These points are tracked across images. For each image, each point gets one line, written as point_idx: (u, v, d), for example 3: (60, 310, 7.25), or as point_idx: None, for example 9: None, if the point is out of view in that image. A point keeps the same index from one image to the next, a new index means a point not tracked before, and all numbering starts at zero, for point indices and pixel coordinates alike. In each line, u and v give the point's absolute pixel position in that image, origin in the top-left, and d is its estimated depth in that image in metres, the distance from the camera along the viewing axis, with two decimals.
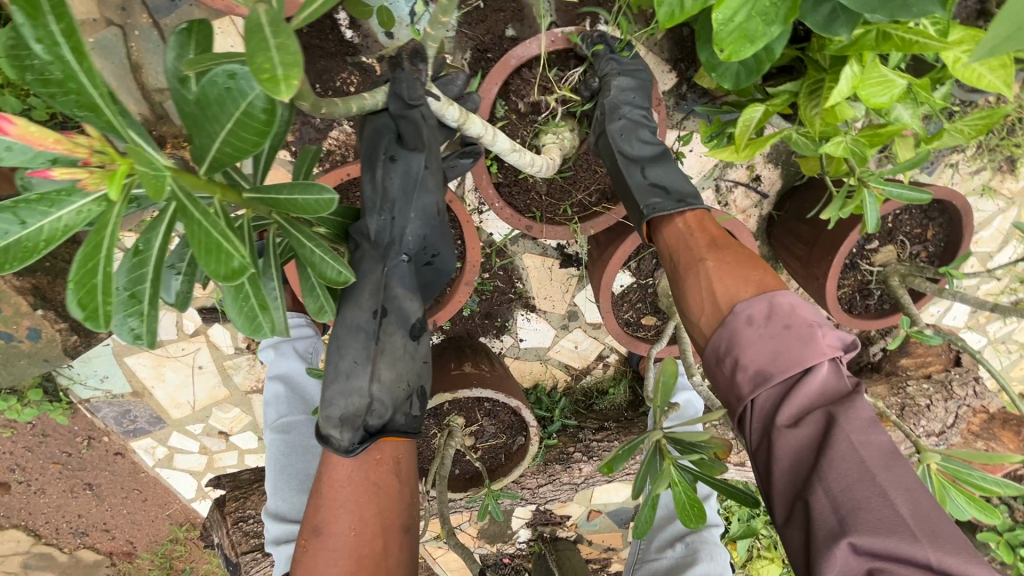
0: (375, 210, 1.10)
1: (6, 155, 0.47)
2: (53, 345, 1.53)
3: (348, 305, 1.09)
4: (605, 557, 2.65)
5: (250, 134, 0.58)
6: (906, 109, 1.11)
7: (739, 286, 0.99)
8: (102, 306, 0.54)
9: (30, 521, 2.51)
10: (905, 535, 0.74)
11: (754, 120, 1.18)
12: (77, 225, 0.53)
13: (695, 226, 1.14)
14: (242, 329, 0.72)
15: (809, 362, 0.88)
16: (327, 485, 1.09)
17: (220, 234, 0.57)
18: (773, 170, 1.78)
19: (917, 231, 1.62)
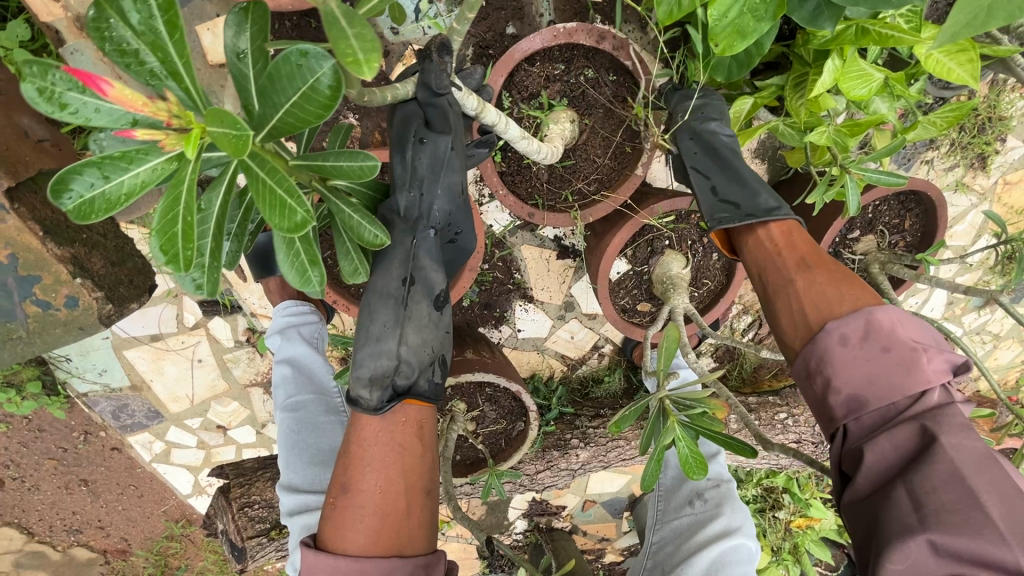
0: (406, 185, 1.16)
1: (97, 118, 0.59)
2: (90, 315, 1.38)
3: (380, 273, 1.18)
4: (599, 547, 2.70)
5: (316, 106, 0.68)
6: (883, 102, 1.19)
7: (833, 306, 0.99)
8: (181, 251, 0.68)
9: (22, 518, 2.49)
10: (991, 537, 0.76)
11: (744, 110, 1.31)
12: (152, 180, 0.66)
13: (782, 239, 1.15)
14: (294, 280, 0.83)
15: (912, 390, 0.87)
16: (355, 444, 1.11)
17: (283, 191, 0.68)
18: (760, 165, 1.87)
19: (895, 221, 1.71)
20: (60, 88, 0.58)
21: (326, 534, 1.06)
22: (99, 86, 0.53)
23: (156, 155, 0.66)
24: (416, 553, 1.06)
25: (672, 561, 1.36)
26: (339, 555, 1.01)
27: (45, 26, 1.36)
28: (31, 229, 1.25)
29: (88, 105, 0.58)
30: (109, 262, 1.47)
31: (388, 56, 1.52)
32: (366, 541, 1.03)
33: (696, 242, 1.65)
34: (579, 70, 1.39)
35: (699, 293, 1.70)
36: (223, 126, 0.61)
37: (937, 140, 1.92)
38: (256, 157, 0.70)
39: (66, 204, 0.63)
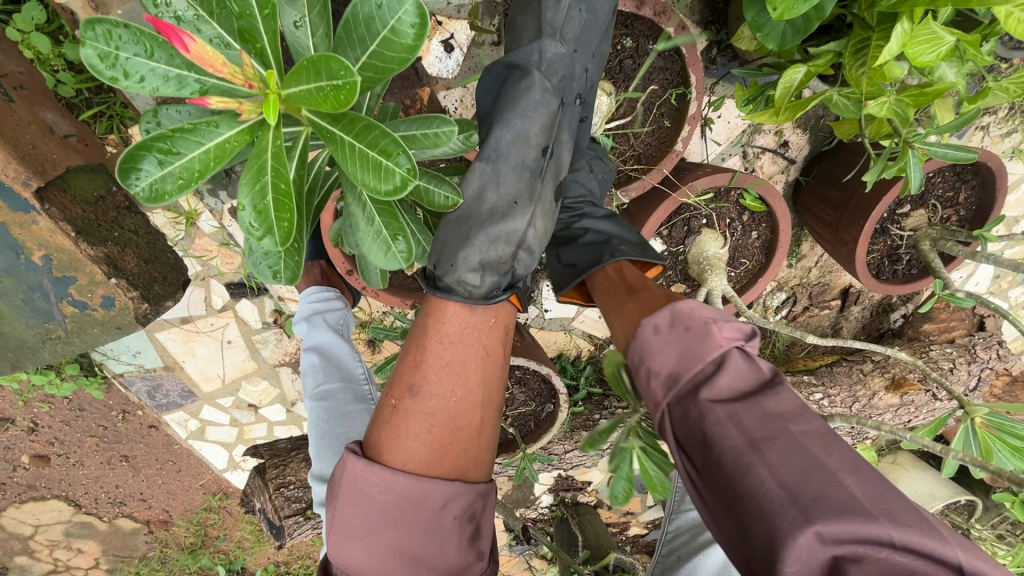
0: (555, 38, 1.05)
1: (164, 85, 0.67)
2: (126, 313, 1.51)
3: (515, 138, 1.02)
4: (624, 520, 2.73)
5: (398, 52, 0.67)
6: (951, 68, 1.09)
7: (652, 308, 0.98)
8: (276, 219, 0.69)
9: (69, 492, 2.57)
10: (866, 513, 0.62)
11: (795, 82, 1.16)
12: (226, 153, 0.69)
13: (616, 278, 1.16)
14: (378, 259, 0.85)
15: (713, 356, 0.84)
16: (433, 339, 0.96)
17: (379, 153, 0.65)
18: (802, 135, 1.77)
19: (949, 194, 1.61)
20: (126, 54, 0.64)
21: (381, 440, 0.91)
22: (181, 40, 0.54)
23: (226, 128, 0.68)
24: (478, 477, 0.94)
25: (688, 548, 1.34)
26: (395, 470, 0.87)
27: (60, 8, 1.31)
28: (60, 229, 1.34)
29: (159, 74, 0.66)
30: (143, 258, 1.57)
31: None
32: (427, 456, 0.90)
33: (736, 221, 1.58)
34: (616, 41, 1.33)
35: (737, 273, 1.65)
36: (318, 80, 0.61)
37: (995, 104, 1.78)
38: (341, 121, 0.68)
39: (135, 185, 0.65)
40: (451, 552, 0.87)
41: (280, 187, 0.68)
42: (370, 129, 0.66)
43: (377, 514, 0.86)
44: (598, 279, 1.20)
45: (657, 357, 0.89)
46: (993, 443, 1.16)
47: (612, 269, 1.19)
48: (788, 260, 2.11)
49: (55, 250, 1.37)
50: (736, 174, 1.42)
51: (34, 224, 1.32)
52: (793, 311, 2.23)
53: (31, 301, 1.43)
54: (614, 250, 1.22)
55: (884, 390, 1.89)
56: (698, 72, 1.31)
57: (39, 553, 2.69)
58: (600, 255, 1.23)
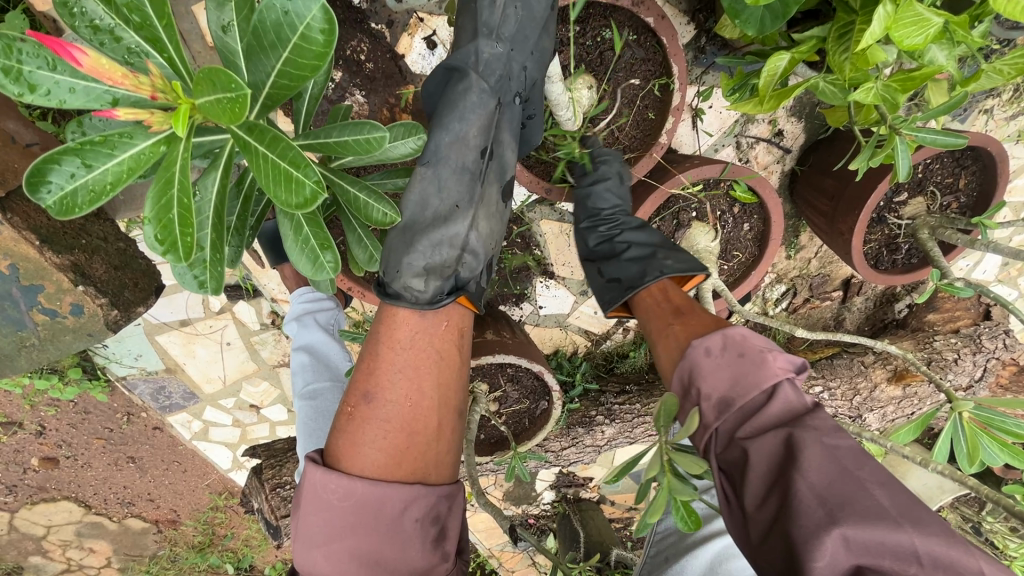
0: (491, 38, 1.05)
1: (72, 99, 0.62)
2: (97, 321, 1.21)
3: (454, 142, 1.03)
4: (628, 516, 2.72)
5: (309, 59, 0.65)
6: (942, 51, 1.04)
7: (700, 331, 1.07)
8: (181, 236, 0.65)
9: (79, 493, 2.62)
10: (889, 520, 0.73)
11: (779, 70, 1.12)
12: (139, 165, 0.65)
13: (661, 297, 1.25)
14: (307, 269, 0.83)
15: (765, 387, 0.92)
16: (385, 345, 0.96)
17: (288, 164, 0.64)
18: (796, 124, 1.73)
19: (948, 180, 1.57)
20: (28, 68, 0.59)
21: (340, 448, 0.91)
22: (71, 54, 0.51)
23: (141, 139, 0.65)
24: (440, 480, 0.93)
25: (676, 547, 1.32)
26: (352, 477, 0.87)
27: (43, 16, 1.32)
28: (25, 237, 1.09)
29: (64, 86, 0.61)
30: (112, 264, 1.27)
31: (392, 27, 1.45)
32: (384, 461, 0.89)
33: (726, 213, 1.55)
34: (596, 32, 1.31)
35: (729, 266, 1.62)
36: (215, 93, 0.58)
37: (998, 86, 1.73)
38: (254, 132, 0.66)
39: (45, 199, 0.62)
40: (416, 554, 0.88)
41: (185, 203, 0.64)
42: (279, 140, 0.64)
43: (337, 521, 0.86)
44: (643, 297, 1.28)
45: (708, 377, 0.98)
46: (979, 437, 1.14)
47: (654, 288, 1.27)
48: (786, 251, 2.08)
49: (21, 260, 1.10)
50: (726, 165, 1.39)
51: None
52: (793, 304, 2.20)
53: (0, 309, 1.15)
54: (660, 267, 1.28)
55: (885, 382, 1.86)
56: (680, 62, 1.27)
57: (53, 552, 2.74)
58: (644, 271, 1.30)
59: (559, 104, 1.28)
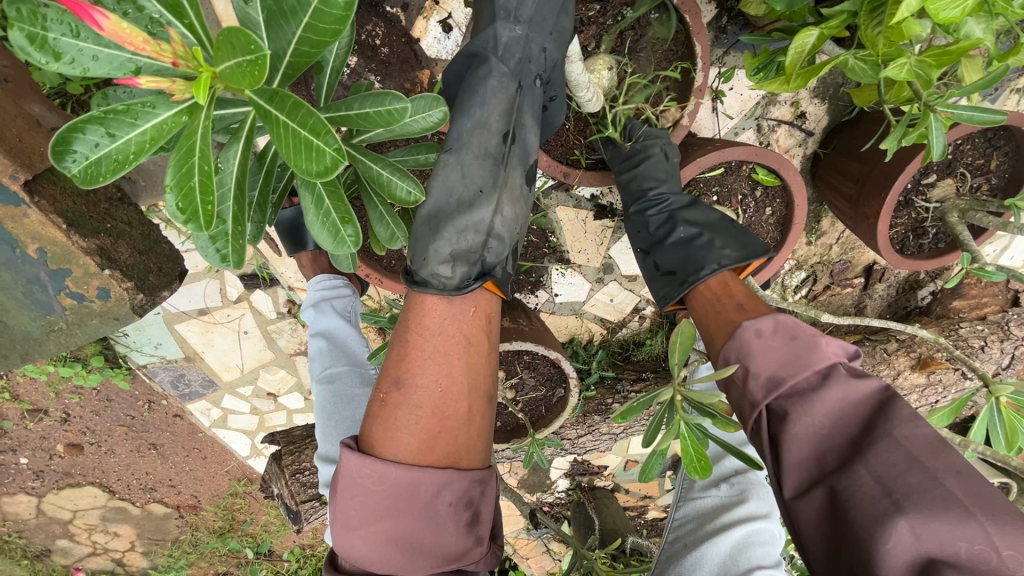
0: (509, 21, 1.04)
1: (96, 66, 0.60)
2: (123, 305, 1.22)
3: (476, 127, 1.02)
4: (642, 504, 2.72)
5: (329, 23, 0.63)
6: (979, 24, 1.01)
7: (750, 316, 1.06)
8: (200, 204, 0.65)
9: (103, 479, 2.66)
10: (960, 510, 0.72)
11: (807, 46, 1.09)
12: (160, 135, 0.65)
13: (720, 292, 1.18)
14: (327, 244, 0.82)
15: (819, 367, 0.91)
16: (414, 332, 0.94)
17: (308, 132, 0.63)
18: (819, 106, 1.69)
19: (979, 161, 1.52)
20: (53, 35, 0.59)
21: (372, 433, 0.90)
22: (92, 17, 0.51)
23: (163, 109, 0.65)
24: (472, 465, 0.92)
25: (694, 535, 1.32)
26: (386, 462, 0.85)
27: None
28: (53, 220, 1.09)
29: (88, 55, 0.60)
30: (137, 249, 1.26)
31: (408, 9, 1.43)
32: (418, 446, 0.87)
33: (747, 197, 1.52)
34: (616, 12, 1.29)
35: None
36: (235, 57, 0.58)
37: None
38: (275, 99, 0.65)
39: (70, 168, 0.62)
40: (449, 537, 0.87)
41: (205, 170, 0.64)
42: (300, 106, 0.63)
43: (372, 505, 0.85)
44: (700, 290, 1.22)
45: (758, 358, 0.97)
46: (1017, 422, 1.12)
47: (714, 281, 1.21)
48: (807, 237, 2.04)
49: (49, 243, 1.11)
50: (750, 148, 1.36)
51: (27, 216, 1.07)
52: (813, 291, 2.16)
53: (26, 292, 1.16)
54: (717, 259, 1.23)
55: (909, 370, 1.82)
56: (702, 41, 1.25)
57: (79, 536, 2.81)
58: (701, 262, 1.24)
59: (579, 85, 1.24)
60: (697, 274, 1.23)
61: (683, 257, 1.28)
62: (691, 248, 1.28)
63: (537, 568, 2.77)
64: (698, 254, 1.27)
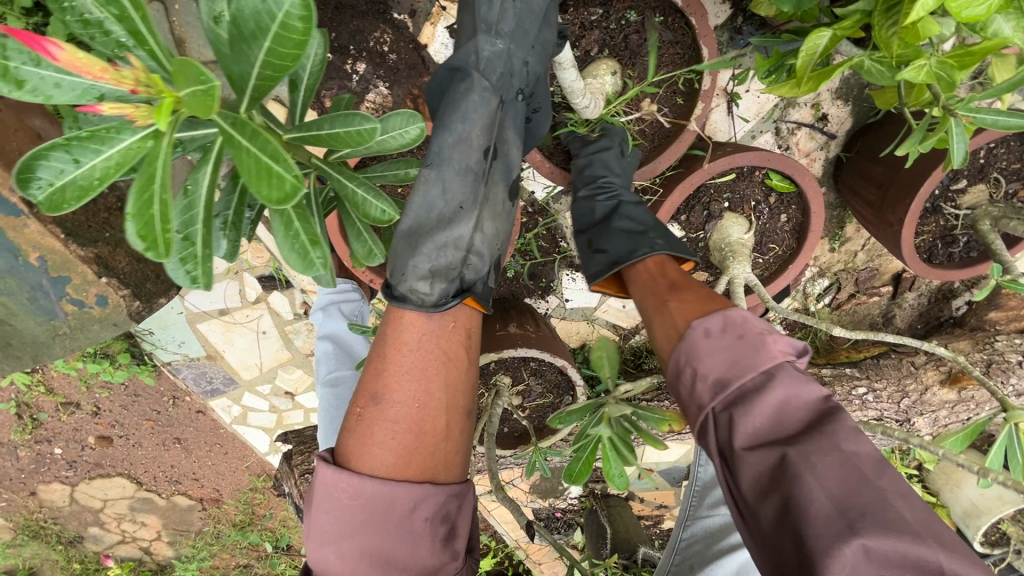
0: (490, 35, 1.03)
1: (58, 93, 0.61)
2: (121, 311, 1.29)
3: (457, 142, 1.01)
4: (658, 513, 2.67)
5: (289, 48, 0.64)
6: (1009, 21, 0.92)
7: (701, 309, 0.99)
8: (160, 233, 0.65)
9: (132, 470, 2.76)
10: (912, 534, 0.68)
11: (819, 47, 1.04)
12: (124, 161, 0.65)
13: (656, 272, 1.18)
14: (297, 266, 0.83)
15: (764, 368, 0.85)
16: (393, 347, 0.94)
17: (269, 158, 0.63)
18: (842, 107, 1.62)
19: (1015, 166, 1.43)
20: (15, 63, 0.60)
21: (349, 448, 0.89)
22: (47, 49, 0.52)
23: (128, 134, 0.65)
24: (449, 480, 0.91)
25: (701, 558, 1.30)
26: (363, 476, 0.84)
27: None
28: (51, 231, 1.14)
29: (49, 82, 0.61)
30: (135, 256, 1.32)
31: (415, 16, 1.43)
32: (396, 461, 0.87)
33: (761, 204, 1.47)
34: (619, 15, 1.27)
35: (765, 260, 1.53)
36: (192, 85, 0.57)
37: None
38: (238, 125, 0.65)
39: (35, 194, 0.65)
40: (424, 552, 0.86)
41: (165, 200, 0.65)
42: (260, 134, 0.64)
43: (348, 519, 0.84)
44: (635, 267, 1.23)
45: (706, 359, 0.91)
46: None
47: (650, 262, 1.20)
48: (830, 243, 1.96)
49: (48, 253, 1.16)
50: (764, 153, 1.31)
51: (27, 227, 1.12)
52: (837, 300, 2.08)
53: (31, 299, 1.21)
54: (650, 243, 1.22)
55: (938, 385, 1.73)
56: (710, 45, 1.22)
57: (109, 524, 2.94)
58: (635, 247, 1.24)
59: (574, 92, 1.23)
60: (629, 257, 1.23)
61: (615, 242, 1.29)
62: (620, 235, 1.29)
63: None
64: (635, 240, 1.26)
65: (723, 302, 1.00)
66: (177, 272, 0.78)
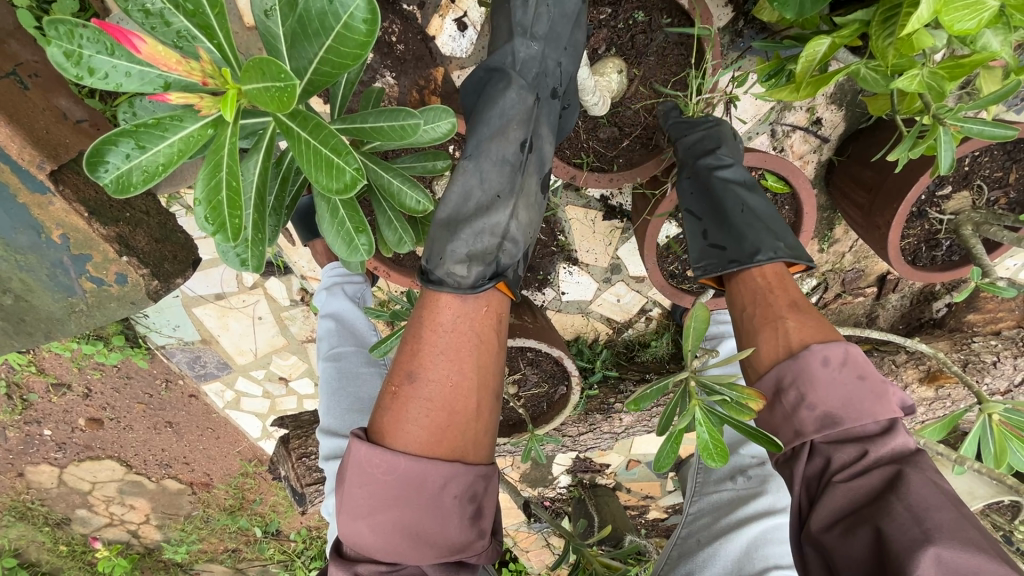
0: (526, 37, 1.10)
1: (127, 82, 0.64)
2: (139, 290, 1.28)
3: (494, 136, 1.07)
4: (643, 503, 2.74)
5: (351, 48, 0.66)
6: (997, 35, 0.96)
7: (819, 336, 1.02)
8: (229, 219, 0.69)
9: (121, 453, 2.76)
10: (985, 553, 0.77)
11: (818, 55, 1.09)
12: (186, 149, 0.68)
13: (775, 283, 1.15)
14: (341, 251, 0.87)
15: (880, 417, 0.94)
16: (427, 326, 0.95)
17: (330, 151, 0.66)
18: (836, 112, 1.67)
19: (997, 175, 1.50)
20: (88, 53, 0.62)
21: (383, 425, 0.90)
22: (130, 42, 0.54)
23: (191, 122, 0.68)
24: (479, 459, 0.92)
25: (708, 531, 1.31)
26: (396, 453, 0.86)
27: None
28: (75, 209, 1.14)
29: (119, 71, 0.63)
30: (154, 237, 1.32)
31: (425, 8, 1.45)
32: (427, 438, 0.88)
33: None
34: (627, 15, 1.31)
35: None
36: (264, 81, 0.61)
37: None
38: (296, 118, 0.68)
39: (104, 178, 0.66)
40: (453, 529, 0.88)
41: (232, 187, 0.68)
42: (321, 127, 0.66)
43: (381, 493, 0.86)
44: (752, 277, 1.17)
45: (820, 387, 0.96)
46: (1007, 441, 1.13)
47: (769, 268, 1.16)
48: (819, 244, 2.02)
49: (71, 230, 1.16)
50: (759, 154, 1.36)
51: (52, 205, 1.12)
52: (824, 299, 2.14)
53: (51, 276, 1.22)
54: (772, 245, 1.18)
55: (917, 383, 1.80)
56: (713, 47, 1.26)
57: (97, 507, 2.93)
58: (757, 247, 1.18)
59: (586, 90, 1.28)
60: (750, 257, 1.17)
61: (734, 234, 1.22)
62: (744, 227, 1.22)
63: (536, 562, 2.80)
64: (756, 237, 1.20)
65: (840, 335, 1.03)
66: (228, 251, 0.83)
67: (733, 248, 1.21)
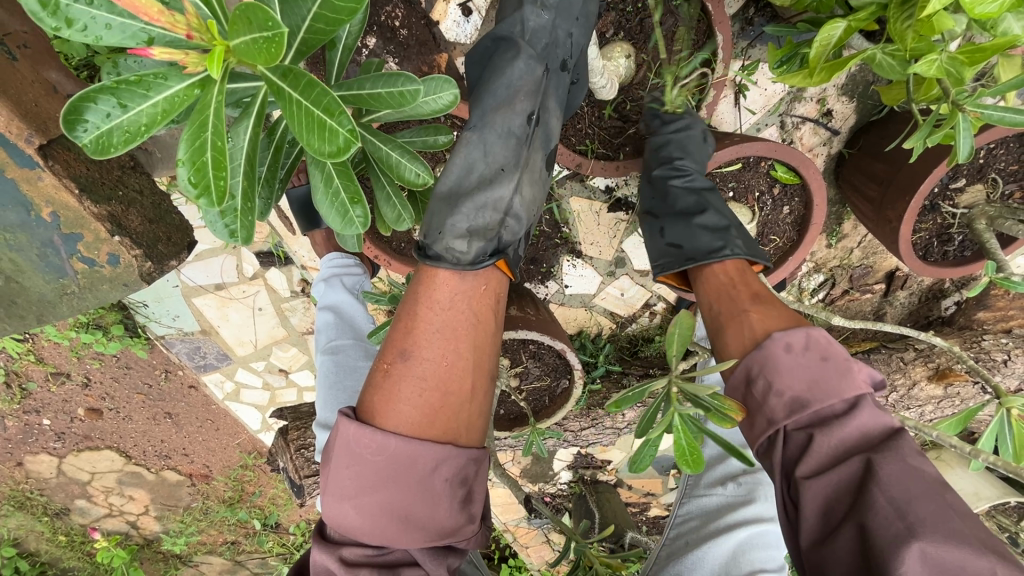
0: (536, 6, 1.09)
1: (108, 35, 0.62)
2: (132, 271, 1.25)
3: (500, 106, 1.05)
4: (644, 501, 2.71)
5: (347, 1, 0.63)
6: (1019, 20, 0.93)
7: (781, 323, 1.00)
8: (213, 181, 0.67)
9: (120, 443, 2.74)
10: (972, 545, 0.71)
11: (833, 39, 1.04)
12: (170, 109, 0.66)
13: (733, 278, 1.18)
14: (336, 223, 0.85)
15: (847, 395, 0.88)
16: (423, 305, 0.93)
17: (322, 111, 0.63)
18: (847, 103, 1.64)
19: (1013, 167, 1.46)
20: (65, 1, 0.60)
21: (373, 404, 0.87)
22: None
23: (175, 80, 0.66)
24: (470, 442, 0.90)
25: (697, 534, 1.32)
26: (386, 432, 0.83)
27: None
28: (65, 185, 1.12)
29: (99, 22, 0.62)
30: (148, 217, 1.29)
31: None
32: (419, 419, 0.86)
33: (765, 194, 1.49)
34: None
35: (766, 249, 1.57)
36: (251, 32, 0.58)
37: None
38: (288, 77, 0.66)
39: (81, 137, 0.64)
40: (443, 513, 0.86)
41: (217, 148, 0.66)
42: (314, 85, 0.64)
43: (368, 474, 0.83)
44: (709, 274, 1.22)
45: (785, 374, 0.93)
46: None
47: (731, 264, 1.21)
48: (827, 239, 1.98)
49: (61, 208, 1.14)
50: (768, 144, 1.32)
51: (42, 180, 1.10)
52: (830, 295, 2.12)
53: (42, 257, 1.20)
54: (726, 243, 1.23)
55: (926, 380, 1.76)
56: (724, 32, 1.25)
57: (96, 497, 2.92)
58: (712, 246, 1.24)
59: (593, 70, 1.27)
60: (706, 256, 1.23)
61: (687, 236, 1.29)
62: (697, 229, 1.29)
63: (536, 557, 2.76)
64: (712, 237, 1.25)
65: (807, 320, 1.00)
66: (212, 223, 0.79)
67: (686, 249, 1.28)
